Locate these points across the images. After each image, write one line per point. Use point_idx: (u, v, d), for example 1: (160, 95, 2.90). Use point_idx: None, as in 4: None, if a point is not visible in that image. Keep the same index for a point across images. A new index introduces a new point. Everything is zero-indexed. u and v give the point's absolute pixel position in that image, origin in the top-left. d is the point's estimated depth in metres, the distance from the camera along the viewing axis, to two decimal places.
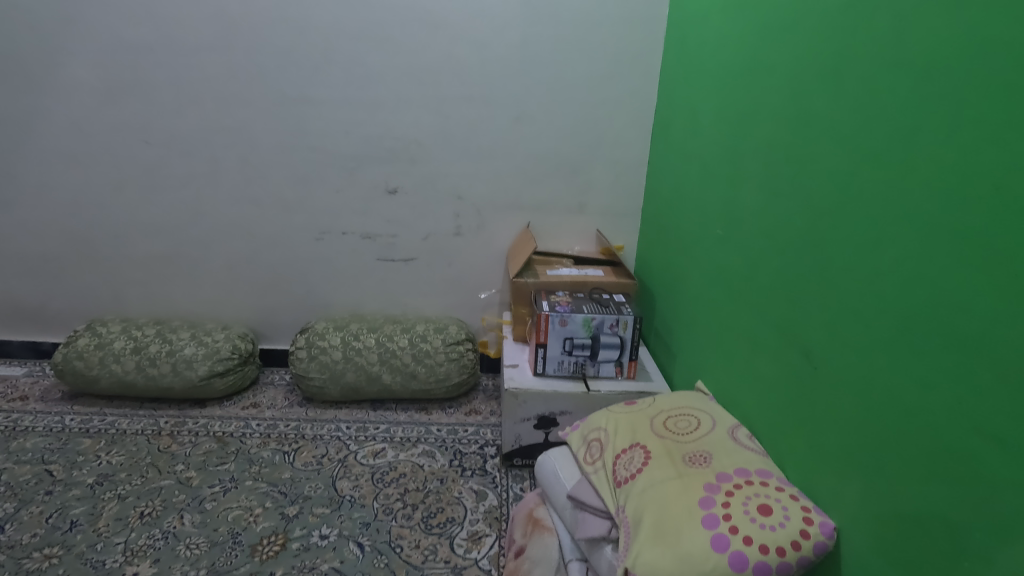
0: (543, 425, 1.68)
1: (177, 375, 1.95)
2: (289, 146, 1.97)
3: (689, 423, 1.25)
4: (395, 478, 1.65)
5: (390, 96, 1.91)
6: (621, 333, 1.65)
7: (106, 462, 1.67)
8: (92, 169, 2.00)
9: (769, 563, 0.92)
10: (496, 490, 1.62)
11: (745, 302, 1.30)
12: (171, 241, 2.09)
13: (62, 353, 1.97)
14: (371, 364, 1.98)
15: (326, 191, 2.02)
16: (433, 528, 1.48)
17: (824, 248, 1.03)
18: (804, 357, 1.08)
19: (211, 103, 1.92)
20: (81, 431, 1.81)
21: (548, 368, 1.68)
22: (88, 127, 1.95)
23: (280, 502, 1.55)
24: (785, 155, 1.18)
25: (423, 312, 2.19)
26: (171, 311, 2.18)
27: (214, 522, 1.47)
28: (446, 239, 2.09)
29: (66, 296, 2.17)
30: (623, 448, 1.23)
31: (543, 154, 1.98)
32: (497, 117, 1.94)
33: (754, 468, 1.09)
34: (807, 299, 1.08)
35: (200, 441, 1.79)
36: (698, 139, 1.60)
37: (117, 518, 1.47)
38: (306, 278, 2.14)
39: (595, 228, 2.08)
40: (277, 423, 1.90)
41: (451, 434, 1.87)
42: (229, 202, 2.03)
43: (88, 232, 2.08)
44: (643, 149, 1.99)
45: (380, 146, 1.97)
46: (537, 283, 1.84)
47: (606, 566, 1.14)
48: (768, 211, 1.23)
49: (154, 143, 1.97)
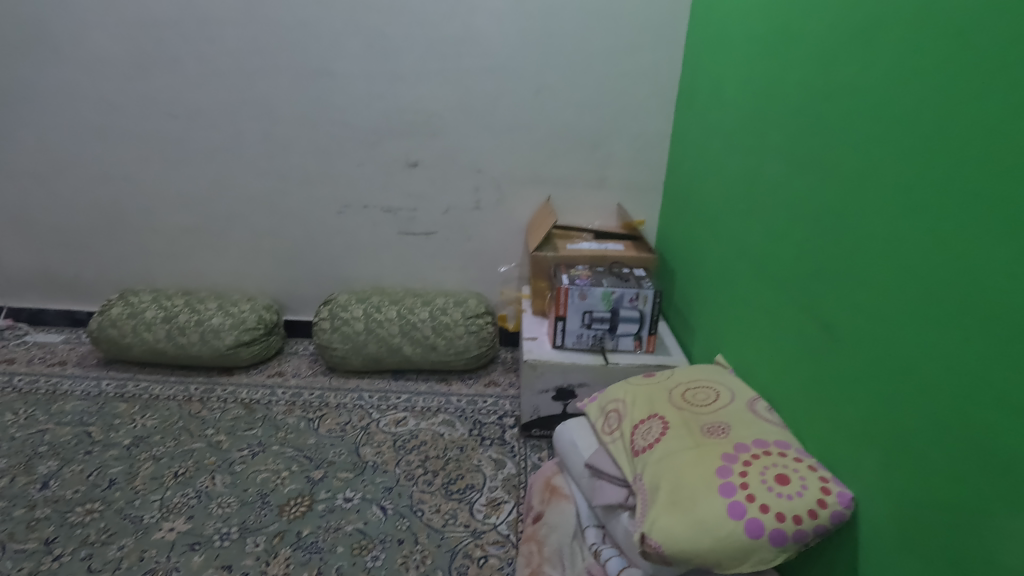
0: (562, 397, 1.70)
1: (206, 343, 2.01)
2: (311, 119, 1.98)
3: (708, 395, 1.26)
4: (415, 446, 1.69)
5: (410, 69, 1.91)
6: (641, 308, 1.66)
7: (141, 424, 1.74)
8: (122, 143, 2.05)
9: (785, 531, 0.92)
10: (514, 459, 1.66)
11: (768, 276, 1.28)
12: (198, 214, 2.13)
13: (96, 320, 2.03)
14: (392, 336, 2.01)
15: (348, 165, 2.04)
16: (453, 494, 1.52)
17: (848, 218, 1.01)
18: (826, 331, 1.06)
19: (235, 77, 1.94)
20: (116, 395, 1.88)
21: (567, 341, 1.70)
22: (119, 102, 1.99)
23: (306, 466, 1.60)
24: (810, 124, 1.15)
25: (443, 285, 2.21)
26: (198, 282, 2.23)
27: (244, 483, 1.53)
28: (465, 214, 2.09)
29: (99, 266, 2.23)
30: (641, 418, 1.24)
31: (563, 126, 1.96)
32: (519, 89, 1.92)
33: (773, 439, 1.09)
34: (829, 272, 1.06)
35: (229, 407, 1.85)
36: (723, 110, 1.56)
37: (153, 477, 1.54)
38: (329, 251, 2.17)
39: (616, 203, 2.07)
40: (301, 391, 1.95)
41: (470, 404, 1.90)
42: (254, 176, 2.07)
43: (119, 204, 2.13)
44: (666, 122, 1.95)
45: (401, 120, 1.97)
46: (556, 257, 1.84)
47: (622, 532, 1.17)
48: (793, 181, 1.20)
49: (180, 116, 2.00)
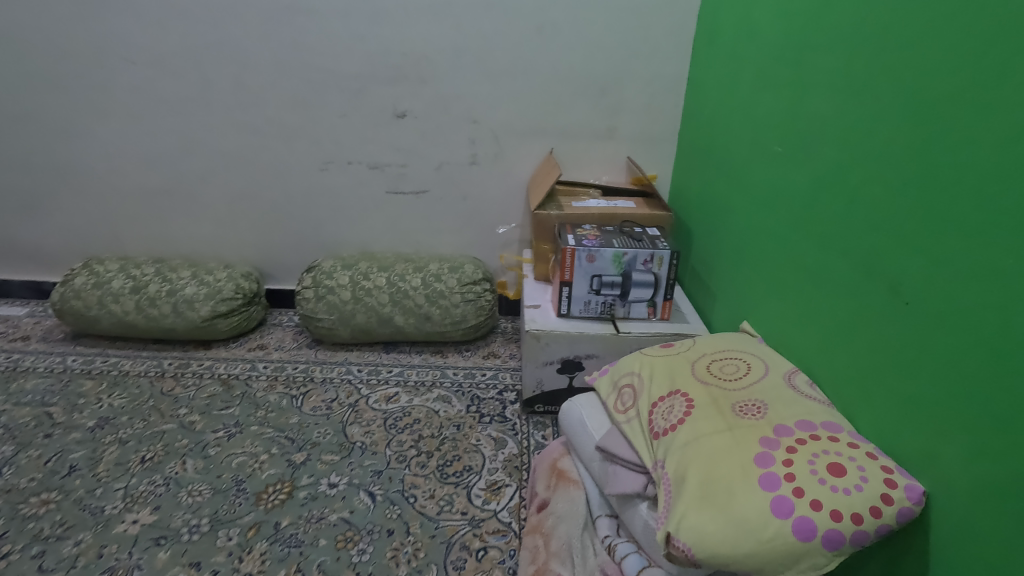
0: (568, 370, 1.54)
1: (179, 316, 1.84)
2: (285, 64, 1.77)
3: (738, 368, 1.09)
4: (408, 425, 1.54)
5: (395, 4, 1.69)
6: (656, 271, 1.48)
7: (108, 404, 1.59)
8: (78, 93, 1.84)
9: (842, 532, 0.77)
10: (516, 438, 1.51)
11: (811, 228, 1.10)
12: (167, 174, 1.94)
13: (59, 292, 1.86)
14: (382, 305, 1.85)
15: (329, 116, 1.84)
16: (449, 477, 1.38)
17: (926, 153, 0.83)
18: (890, 291, 0.89)
19: (197, 16, 1.72)
20: (83, 372, 1.73)
21: (573, 309, 1.53)
22: (70, 46, 1.78)
23: (287, 448, 1.46)
24: (873, 43, 0.95)
25: (438, 249, 2.03)
26: (170, 248, 2.05)
27: (218, 469, 1.39)
28: (460, 169, 1.90)
29: (64, 232, 2.05)
30: (661, 395, 1.08)
31: (569, 69, 1.75)
32: (518, 26, 1.70)
33: (820, 420, 0.93)
34: (898, 221, 0.88)
35: (205, 384, 1.70)
36: (753, 41, 1.36)
37: (118, 462, 1.39)
38: (311, 213, 1.98)
39: (626, 156, 1.87)
40: (284, 366, 1.79)
41: (467, 378, 1.75)
42: (225, 130, 1.87)
43: (78, 163, 1.94)
44: (684, 62, 1.74)
45: (387, 63, 1.76)
46: (561, 216, 1.66)
47: (640, 525, 1.03)
48: (848, 114, 1.01)
49: (138, 62, 1.79)
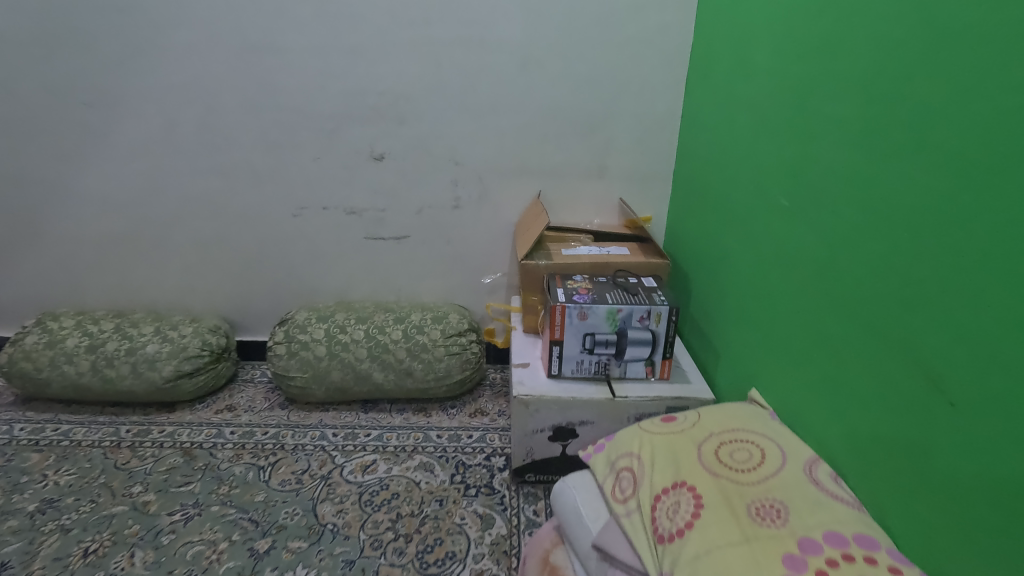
0: (560, 437, 1.41)
1: (138, 376, 1.70)
2: (254, 105, 1.66)
3: (751, 456, 0.97)
4: (385, 501, 1.40)
5: (369, 41, 1.59)
6: (653, 328, 1.36)
7: (53, 482, 1.44)
8: (31, 137, 1.72)
9: None
10: (504, 514, 1.37)
11: (825, 295, 0.99)
12: (128, 222, 1.81)
13: (8, 352, 1.72)
14: (360, 360, 1.71)
15: (302, 158, 1.72)
16: (429, 568, 1.23)
17: (964, 227, 0.72)
18: (927, 382, 0.78)
19: (158, 55, 1.61)
20: (29, 444, 1.58)
21: (565, 369, 1.40)
22: (21, 88, 1.66)
23: (250, 533, 1.31)
24: (888, 97, 0.85)
25: (420, 297, 1.91)
26: (133, 299, 1.92)
27: (170, 562, 1.24)
28: (442, 213, 1.79)
29: (18, 284, 1.91)
30: (666, 489, 0.95)
31: (556, 107, 1.65)
32: (502, 63, 1.60)
33: (851, 532, 0.80)
34: (933, 302, 0.77)
35: (164, 455, 1.55)
36: (751, 83, 1.27)
37: (57, 557, 1.24)
38: (284, 261, 1.85)
39: (619, 197, 1.76)
40: (253, 430, 1.65)
41: (452, 441, 1.61)
42: (190, 175, 1.75)
43: (32, 211, 1.81)
44: (677, 99, 1.64)
45: (362, 102, 1.65)
46: (550, 266, 1.54)
47: None
48: (862, 173, 0.90)
49: (94, 104, 1.67)
